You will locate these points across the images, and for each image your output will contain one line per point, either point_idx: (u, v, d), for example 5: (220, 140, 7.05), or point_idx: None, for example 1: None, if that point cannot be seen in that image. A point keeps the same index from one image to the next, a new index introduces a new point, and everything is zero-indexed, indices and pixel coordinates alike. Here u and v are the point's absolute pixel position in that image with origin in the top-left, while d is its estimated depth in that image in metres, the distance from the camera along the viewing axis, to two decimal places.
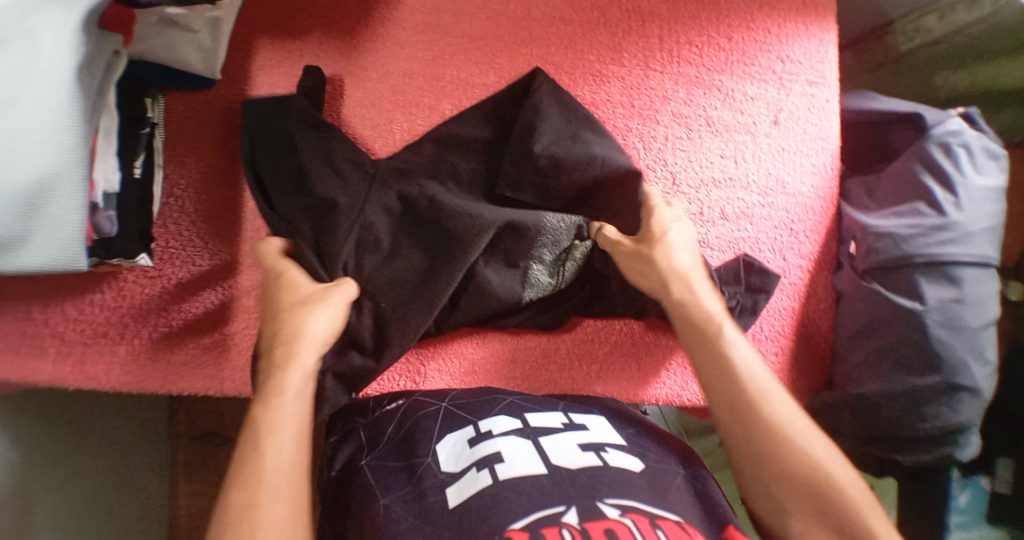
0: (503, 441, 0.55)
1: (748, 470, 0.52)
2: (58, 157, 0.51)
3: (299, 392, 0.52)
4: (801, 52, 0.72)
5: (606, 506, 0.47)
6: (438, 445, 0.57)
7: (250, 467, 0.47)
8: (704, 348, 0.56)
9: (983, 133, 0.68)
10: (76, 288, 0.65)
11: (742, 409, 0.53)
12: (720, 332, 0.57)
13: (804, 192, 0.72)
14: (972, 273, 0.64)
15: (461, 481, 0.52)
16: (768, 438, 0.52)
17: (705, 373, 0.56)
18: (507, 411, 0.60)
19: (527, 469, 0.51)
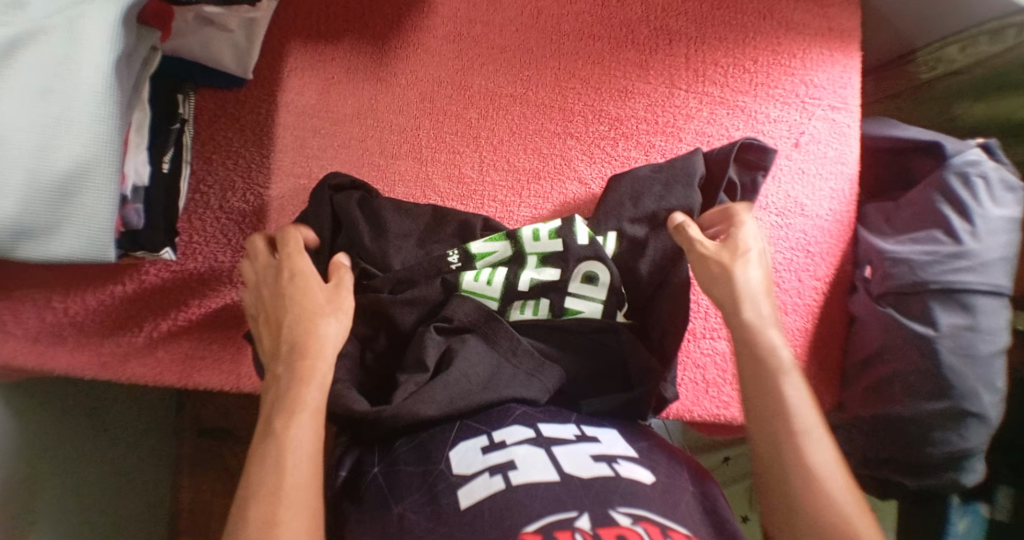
0: (516, 449, 0.53)
1: (777, 510, 0.49)
2: (93, 148, 0.51)
3: (316, 407, 0.48)
4: (824, 77, 0.73)
5: (618, 514, 0.48)
6: (450, 451, 0.54)
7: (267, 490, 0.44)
8: (755, 377, 0.53)
9: (1002, 165, 0.68)
10: (99, 278, 0.66)
11: (783, 446, 0.50)
12: (777, 366, 0.52)
13: (821, 215, 0.73)
14: (986, 303, 0.65)
15: (473, 482, 0.51)
16: (804, 482, 0.48)
17: (750, 404, 0.52)
18: (520, 420, 0.57)
19: (540, 476, 0.51)
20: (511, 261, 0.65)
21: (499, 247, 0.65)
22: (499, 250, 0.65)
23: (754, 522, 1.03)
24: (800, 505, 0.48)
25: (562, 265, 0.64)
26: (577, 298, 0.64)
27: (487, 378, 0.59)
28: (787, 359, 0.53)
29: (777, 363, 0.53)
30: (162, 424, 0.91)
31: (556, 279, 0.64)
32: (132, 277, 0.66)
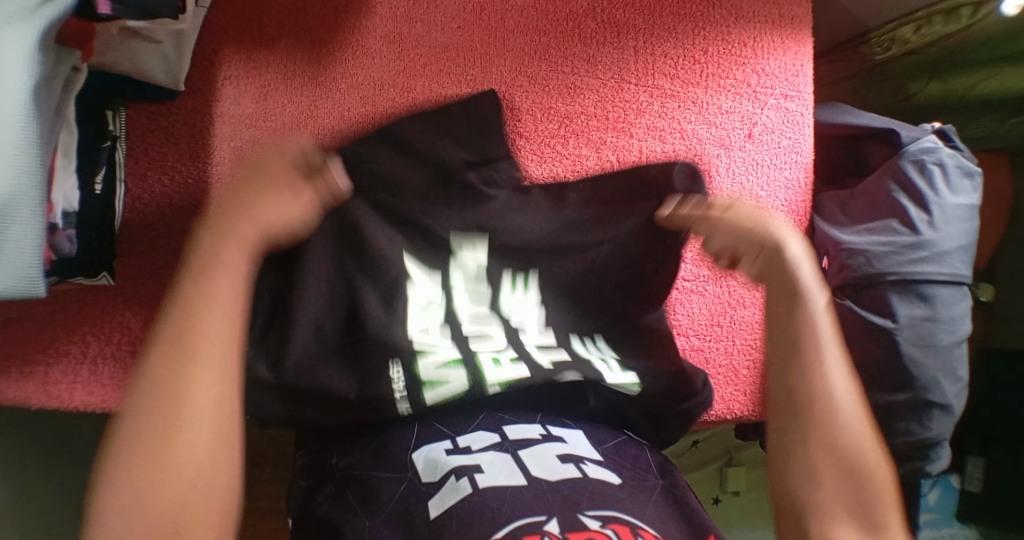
0: (482, 455, 0.53)
1: (789, 439, 0.50)
2: (13, 179, 0.48)
3: (234, 288, 0.46)
4: (776, 65, 0.72)
5: (588, 518, 0.46)
6: (414, 455, 0.54)
7: (172, 410, 0.41)
8: (780, 298, 0.53)
9: (958, 151, 0.67)
10: (36, 307, 0.63)
11: (809, 386, 0.50)
12: (802, 291, 0.52)
13: (777, 206, 0.72)
14: (944, 292, 0.64)
15: (441, 491, 0.49)
16: (825, 409, 0.50)
17: (771, 325, 0.53)
18: (484, 424, 0.57)
19: (508, 481, 0.50)
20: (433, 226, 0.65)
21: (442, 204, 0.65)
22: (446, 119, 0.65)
23: (725, 502, 1.05)
24: (823, 423, 0.50)
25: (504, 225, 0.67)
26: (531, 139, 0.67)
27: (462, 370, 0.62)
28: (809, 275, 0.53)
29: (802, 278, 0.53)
30: None
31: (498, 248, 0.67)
32: (71, 303, 0.64)
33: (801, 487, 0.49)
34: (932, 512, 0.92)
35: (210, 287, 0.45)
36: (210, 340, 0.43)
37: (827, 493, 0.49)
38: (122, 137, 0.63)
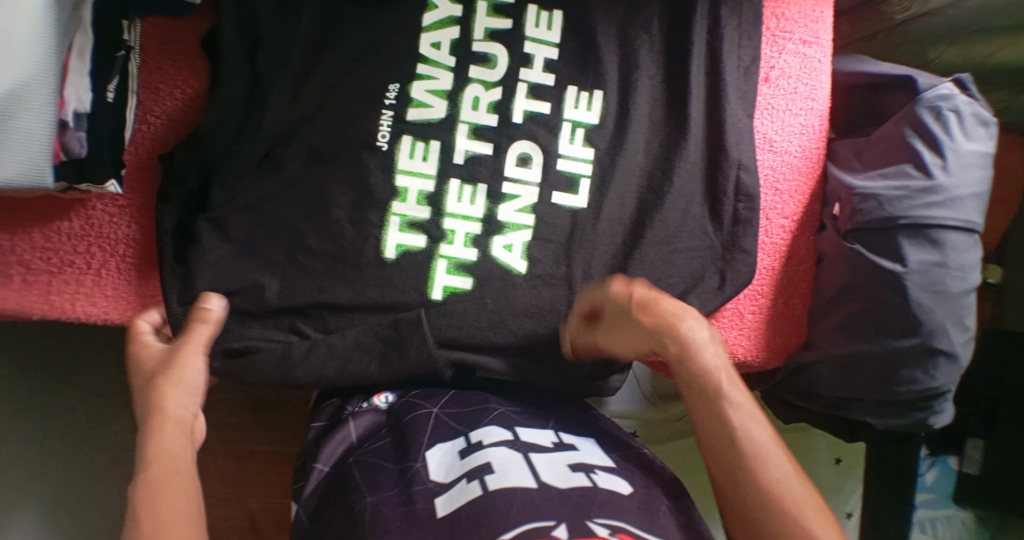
0: (493, 451, 0.56)
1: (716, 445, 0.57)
2: (26, 65, 0.48)
3: (173, 449, 0.52)
4: (796, 10, 0.72)
5: (596, 525, 0.47)
6: (427, 451, 0.59)
7: (142, 513, 0.47)
8: (697, 387, 0.60)
9: (974, 100, 0.66)
10: (42, 214, 0.62)
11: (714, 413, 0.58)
12: (710, 372, 0.60)
13: (791, 151, 0.72)
14: (956, 239, 0.63)
15: (451, 490, 0.53)
16: (742, 435, 0.56)
17: (706, 417, 0.58)
18: (497, 422, 0.62)
19: (518, 481, 0.52)
20: (441, 126, 0.64)
21: (437, 103, 0.64)
22: (444, 8, 0.64)
23: None
24: (748, 480, 0.54)
25: (496, 141, 0.65)
26: (533, 42, 0.65)
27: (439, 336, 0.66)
28: (722, 374, 0.60)
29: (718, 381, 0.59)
30: None
31: (490, 155, 0.65)
32: (78, 214, 0.63)
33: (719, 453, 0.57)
34: (930, 492, 0.99)
35: (159, 431, 0.53)
36: (183, 486, 0.49)
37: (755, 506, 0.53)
38: (136, 48, 0.62)
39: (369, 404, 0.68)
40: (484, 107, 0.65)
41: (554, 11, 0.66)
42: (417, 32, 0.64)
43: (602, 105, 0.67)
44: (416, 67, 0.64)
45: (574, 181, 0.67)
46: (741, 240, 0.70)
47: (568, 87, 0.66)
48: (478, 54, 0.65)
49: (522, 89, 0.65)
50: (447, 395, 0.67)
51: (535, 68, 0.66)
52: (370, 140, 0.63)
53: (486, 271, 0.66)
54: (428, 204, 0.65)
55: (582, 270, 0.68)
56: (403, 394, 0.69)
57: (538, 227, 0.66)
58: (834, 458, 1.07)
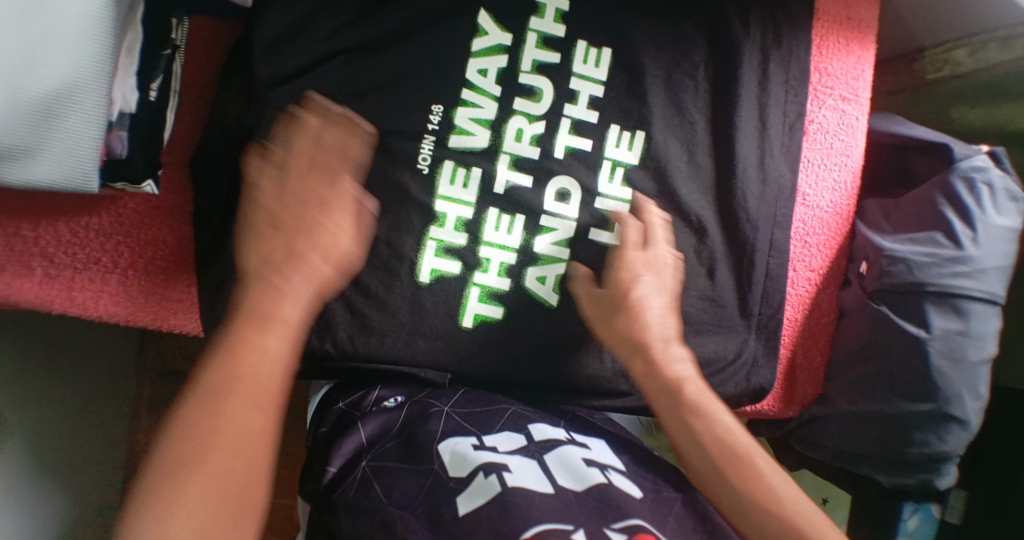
0: (509, 457, 0.58)
1: (701, 457, 0.59)
2: (81, 65, 0.47)
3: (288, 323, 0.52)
4: (838, 67, 0.73)
5: (614, 531, 0.50)
6: (439, 445, 0.59)
7: (201, 399, 0.48)
8: (673, 408, 0.61)
9: (1008, 173, 0.68)
10: (74, 207, 0.61)
11: (700, 428, 0.59)
12: (688, 391, 0.61)
13: (821, 205, 0.73)
14: (979, 309, 0.65)
15: (470, 487, 0.54)
16: (727, 445, 0.59)
17: (680, 431, 0.60)
18: (510, 426, 0.64)
19: (535, 485, 0.54)
20: (484, 155, 0.64)
21: (481, 131, 0.64)
22: (495, 35, 0.64)
23: None
24: (735, 480, 0.57)
25: (535, 174, 0.65)
26: (580, 77, 0.65)
27: (468, 362, 0.66)
28: (685, 381, 0.62)
29: (683, 389, 0.61)
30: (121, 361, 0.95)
31: (530, 188, 0.65)
32: (108, 210, 0.62)
33: (713, 474, 0.58)
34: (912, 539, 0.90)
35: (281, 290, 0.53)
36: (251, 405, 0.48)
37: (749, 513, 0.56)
38: (181, 48, 0.60)
39: (379, 405, 0.66)
40: (527, 139, 0.65)
41: (603, 48, 0.66)
42: (466, 57, 0.63)
43: (644, 145, 0.67)
44: (462, 93, 0.63)
45: (610, 220, 0.67)
46: (766, 292, 0.71)
47: (611, 125, 0.66)
48: (525, 85, 0.65)
49: (566, 123, 0.65)
50: (459, 393, 0.68)
51: (579, 104, 0.66)
52: (412, 161, 0.63)
53: (515, 301, 0.66)
54: (465, 231, 0.65)
55: None
56: (412, 395, 0.67)
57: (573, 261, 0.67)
58: (819, 497, 1.09)
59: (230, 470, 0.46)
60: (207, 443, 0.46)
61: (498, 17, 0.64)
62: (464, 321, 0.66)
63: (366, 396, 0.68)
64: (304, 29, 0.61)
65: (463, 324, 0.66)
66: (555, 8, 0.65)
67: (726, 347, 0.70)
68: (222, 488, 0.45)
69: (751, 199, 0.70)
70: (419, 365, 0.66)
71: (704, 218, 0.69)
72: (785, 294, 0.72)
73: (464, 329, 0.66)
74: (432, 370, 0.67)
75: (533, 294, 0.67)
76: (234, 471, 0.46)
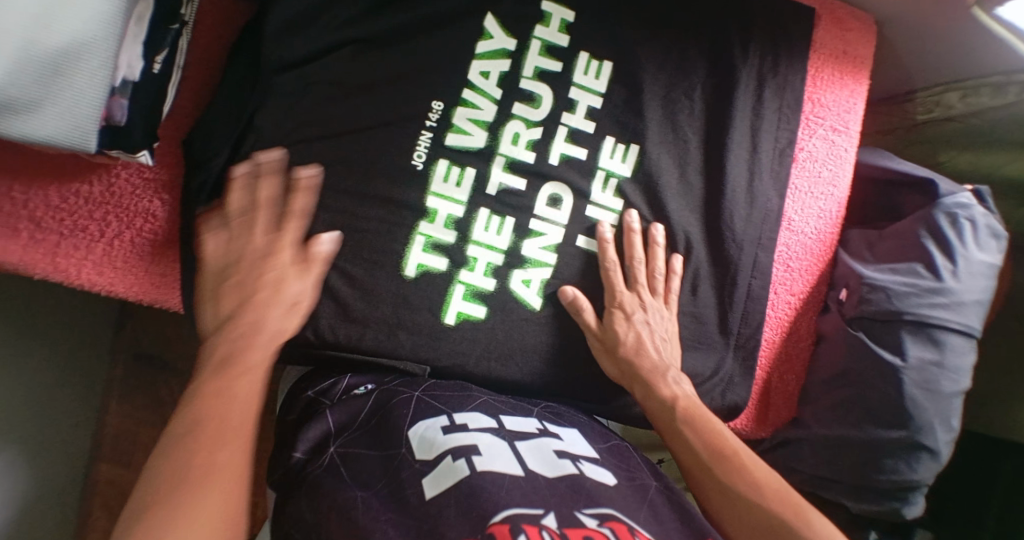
0: (479, 435, 0.57)
1: (695, 462, 0.60)
2: (93, 25, 0.47)
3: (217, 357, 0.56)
4: (831, 99, 0.75)
5: (585, 517, 0.49)
6: (409, 431, 0.58)
7: (182, 426, 0.51)
8: (669, 418, 0.63)
9: (990, 212, 0.70)
10: (65, 172, 0.61)
11: (693, 434, 0.62)
12: (686, 403, 0.64)
13: (807, 232, 0.74)
14: (955, 341, 0.66)
15: (438, 470, 0.53)
16: (719, 448, 0.60)
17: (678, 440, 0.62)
18: (481, 408, 0.62)
19: (505, 467, 0.54)
20: (479, 155, 0.65)
21: (478, 131, 0.64)
22: (500, 39, 0.65)
23: None
24: (725, 481, 0.59)
25: (529, 178, 0.66)
26: (580, 87, 0.66)
27: (448, 358, 0.66)
28: (684, 394, 0.64)
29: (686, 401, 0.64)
30: (98, 340, 0.94)
31: (523, 191, 0.66)
32: (99, 178, 0.62)
33: (707, 478, 0.59)
34: None
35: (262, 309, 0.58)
36: (233, 433, 0.51)
37: (738, 511, 0.57)
38: (189, 24, 0.61)
39: (348, 393, 0.64)
40: (523, 143, 0.66)
41: (604, 61, 0.67)
42: (470, 58, 0.64)
43: (637, 158, 0.68)
44: (464, 92, 0.64)
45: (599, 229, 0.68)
46: (747, 312, 0.72)
47: (606, 137, 0.67)
48: (525, 91, 0.66)
49: (563, 131, 0.66)
50: (430, 378, 0.66)
51: (577, 113, 0.67)
52: (408, 155, 0.63)
53: (499, 302, 0.66)
54: (454, 229, 0.65)
55: None
56: (382, 382, 0.65)
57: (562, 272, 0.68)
58: None
59: (204, 485, 0.48)
60: (194, 467, 0.48)
61: (504, 22, 0.65)
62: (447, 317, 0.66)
63: (336, 384, 0.66)
64: (313, 18, 0.61)
65: (445, 321, 0.66)
66: (561, 18, 0.66)
67: (704, 364, 0.71)
68: (192, 505, 0.46)
69: (738, 219, 0.71)
70: (398, 359, 0.66)
71: (691, 235, 0.70)
72: (765, 316, 0.73)
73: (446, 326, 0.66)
74: (411, 364, 0.66)
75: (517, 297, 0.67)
76: (211, 503, 0.47)
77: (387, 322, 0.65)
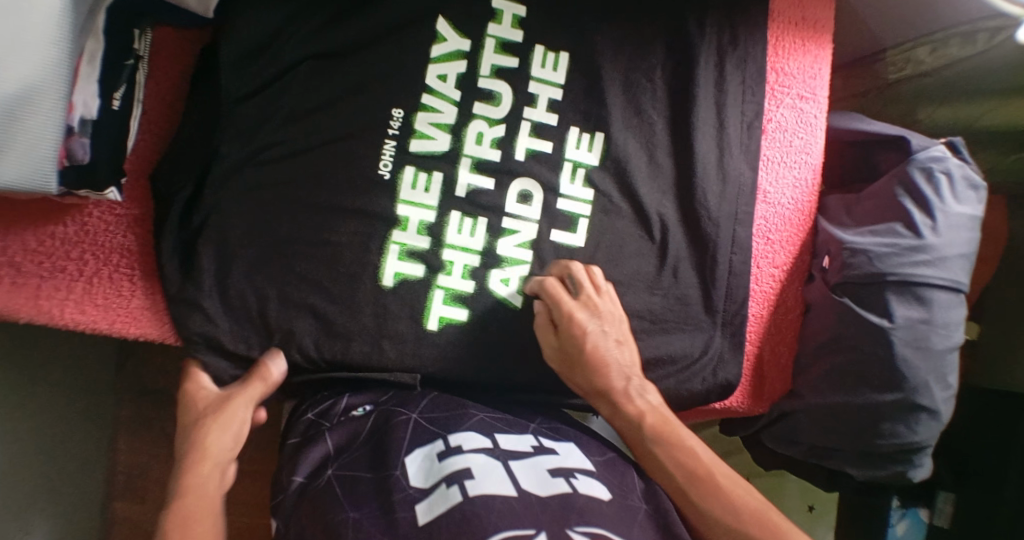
0: (473, 457, 0.57)
1: (673, 486, 0.60)
2: (43, 70, 0.48)
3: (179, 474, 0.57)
4: (795, 67, 0.74)
5: (575, 534, 0.50)
6: (405, 457, 0.58)
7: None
8: (640, 440, 0.63)
9: (966, 163, 0.69)
10: (38, 217, 0.62)
11: (665, 459, 0.61)
12: (654, 424, 0.63)
13: (784, 202, 0.74)
14: (941, 297, 0.65)
15: (431, 497, 0.53)
16: (695, 471, 0.60)
17: (652, 461, 0.62)
18: (476, 428, 0.62)
19: (498, 488, 0.53)
20: (444, 158, 0.65)
21: (440, 135, 0.65)
22: (453, 42, 0.65)
23: None
24: (707, 503, 0.59)
25: (497, 176, 0.66)
26: (538, 81, 0.66)
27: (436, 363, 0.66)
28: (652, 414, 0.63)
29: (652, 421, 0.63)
30: (99, 381, 0.95)
31: (492, 190, 0.66)
32: (73, 219, 0.62)
33: (687, 499, 0.60)
34: None
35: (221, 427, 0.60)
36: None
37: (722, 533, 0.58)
38: (144, 58, 0.62)
39: (348, 414, 0.65)
40: (488, 142, 0.66)
41: (561, 52, 0.67)
42: (425, 63, 0.64)
43: (604, 146, 0.68)
44: (422, 97, 0.64)
45: (573, 220, 0.68)
46: (731, 288, 0.71)
47: (571, 127, 0.67)
48: (484, 91, 0.66)
49: (526, 126, 0.66)
50: (426, 396, 0.66)
51: (538, 107, 0.67)
52: (373, 165, 0.64)
53: (480, 302, 0.66)
54: (428, 234, 0.65)
55: None
56: (380, 402, 0.65)
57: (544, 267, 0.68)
58: (806, 505, 1.07)
59: None
60: None
61: (457, 24, 0.65)
62: (432, 325, 0.66)
63: (335, 404, 0.66)
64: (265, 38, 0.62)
65: (429, 327, 0.66)
66: (513, 15, 0.66)
67: (694, 345, 0.71)
68: None
69: (712, 197, 0.70)
70: (384, 368, 0.66)
71: (666, 217, 0.70)
72: (750, 291, 0.73)
73: (429, 331, 0.66)
74: (399, 371, 0.66)
75: (498, 295, 0.67)
76: None
77: (371, 333, 0.65)
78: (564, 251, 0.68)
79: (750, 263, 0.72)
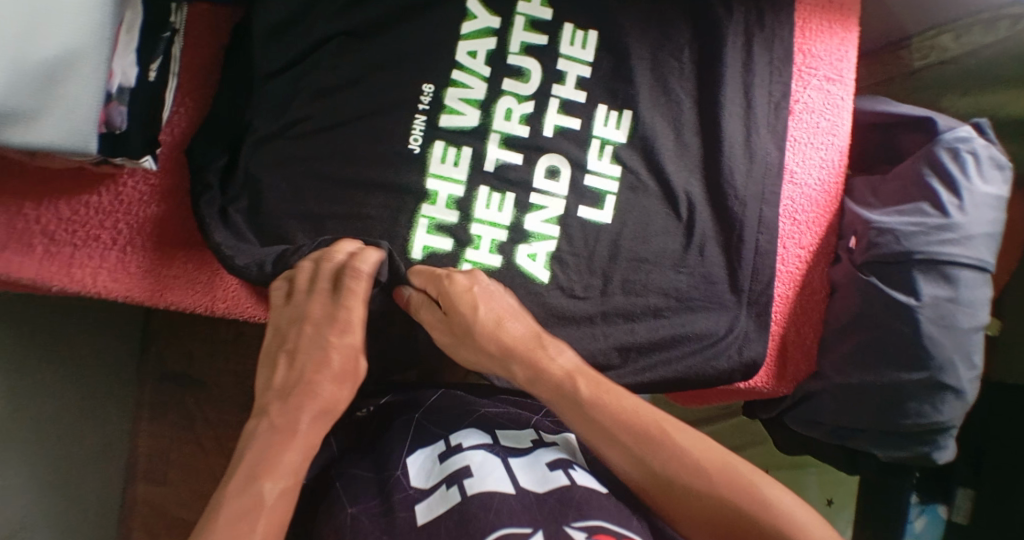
0: (472, 454, 0.57)
1: (635, 457, 0.57)
2: (87, 30, 0.49)
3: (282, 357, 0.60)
4: (821, 49, 0.75)
5: (573, 530, 0.50)
6: (407, 458, 0.59)
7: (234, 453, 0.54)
8: (581, 410, 0.59)
9: (991, 144, 0.69)
10: (72, 188, 0.62)
11: (614, 425, 0.58)
12: (579, 391, 0.60)
13: (809, 183, 0.74)
14: (967, 275, 0.65)
15: (431, 498, 0.53)
16: (650, 433, 0.58)
17: (599, 431, 0.59)
18: (477, 424, 0.63)
19: (496, 484, 0.53)
20: (474, 134, 0.65)
21: (470, 111, 0.65)
22: (484, 18, 0.66)
23: None
24: (669, 467, 0.57)
25: (525, 152, 0.66)
26: (567, 59, 0.67)
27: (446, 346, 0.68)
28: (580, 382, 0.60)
29: (587, 390, 0.60)
30: (123, 361, 0.95)
31: (520, 164, 0.66)
32: (107, 189, 0.63)
33: (651, 467, 0.57)
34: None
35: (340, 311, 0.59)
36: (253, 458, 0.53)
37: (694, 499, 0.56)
38: (180, 31, 0.63)
39: (354, 416, 0.69)
40: (516, 118, 0.66)
41: (590, 30, 0.68)
42: (455, 39, 0.65)
43: (631, 124, 0.68)
44: (453, 73, 0.65)
45: (600, 197, 0.68)
46: (757, 268, 0.72)
47: (598, 105, 0.68)
48: (514, 67, 0.66)
49: (554, 103, 0.67)
50: (434, 394, 0.69)
51: (566, 85, 0.67)
52: (402, 140, 0.64)
53: (506, 277, 0.67)
54: (456, 209, 0.65)
55: (619, 282, 0.69)
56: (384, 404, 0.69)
57: (571, 246, 0.68)
58: (825, 499, 1.07)
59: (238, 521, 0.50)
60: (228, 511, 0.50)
61: (487, 2, 0.66)
62: None
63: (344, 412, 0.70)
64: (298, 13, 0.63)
65: None
66: None
67: (720, 322, 0.71)
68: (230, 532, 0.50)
69: (738, 175, 0.71)
70: None
71: (693, 196, 0.70)
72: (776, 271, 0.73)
73: None
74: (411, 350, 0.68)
75: (525, 271, 0.67)
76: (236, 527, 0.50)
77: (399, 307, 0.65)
78: (591, 231, 0.68)
79: (776, 243, 0.73)
